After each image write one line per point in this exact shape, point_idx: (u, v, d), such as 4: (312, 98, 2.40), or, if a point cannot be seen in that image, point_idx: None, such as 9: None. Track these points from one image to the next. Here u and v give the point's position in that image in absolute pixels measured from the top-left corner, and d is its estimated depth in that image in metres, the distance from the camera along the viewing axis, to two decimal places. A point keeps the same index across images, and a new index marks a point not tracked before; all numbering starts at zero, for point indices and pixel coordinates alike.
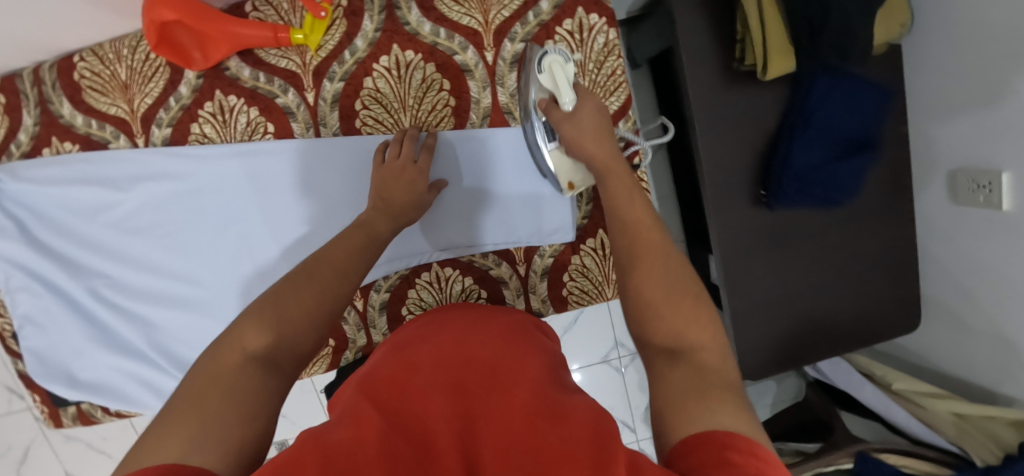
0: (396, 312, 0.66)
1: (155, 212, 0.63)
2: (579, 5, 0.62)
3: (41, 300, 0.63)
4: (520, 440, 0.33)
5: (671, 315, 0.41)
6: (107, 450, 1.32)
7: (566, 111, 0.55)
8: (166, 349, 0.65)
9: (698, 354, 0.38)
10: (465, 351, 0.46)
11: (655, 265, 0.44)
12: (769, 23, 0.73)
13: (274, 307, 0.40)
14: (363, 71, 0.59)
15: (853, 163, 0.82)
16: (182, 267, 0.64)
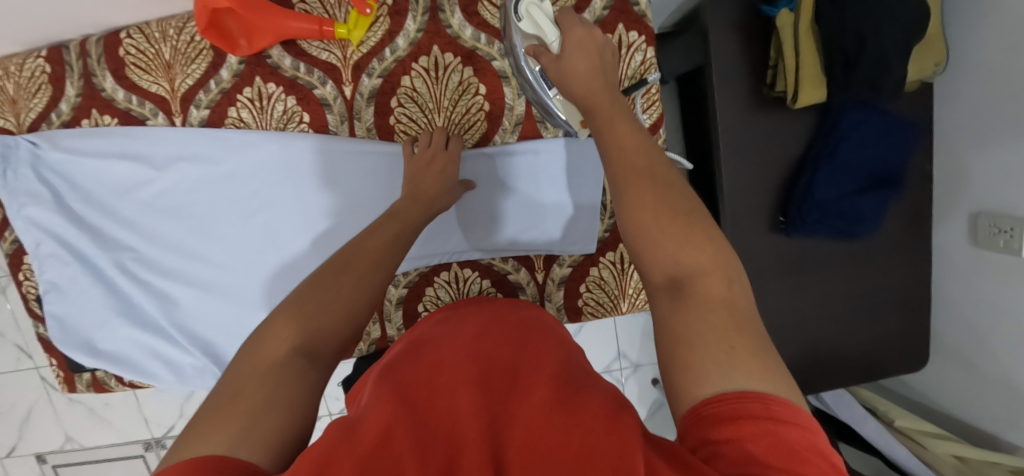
0: (412, 308, 0.67)
1: (187, 192, 0.64)
2: (620, 22, 0.62)
3: (68, 268, 0.64)
4: (548, 434, 0.34)
5: (671, 243, 0.41)
6: (107, 417, 1.34)
7: (553, 51, 0.53)
8: (185, 325, 0.67)
9: (702, 282, 0.39)
10: (484, 345, 0.46)
11: (648, 188, 0.44)
12: (805, 50, 0.73)
13: (309, 305, 0.42)
14: (402, 69, 0.60)
15: (877, 198, 0.82)
16: (207, 247, 0.66)
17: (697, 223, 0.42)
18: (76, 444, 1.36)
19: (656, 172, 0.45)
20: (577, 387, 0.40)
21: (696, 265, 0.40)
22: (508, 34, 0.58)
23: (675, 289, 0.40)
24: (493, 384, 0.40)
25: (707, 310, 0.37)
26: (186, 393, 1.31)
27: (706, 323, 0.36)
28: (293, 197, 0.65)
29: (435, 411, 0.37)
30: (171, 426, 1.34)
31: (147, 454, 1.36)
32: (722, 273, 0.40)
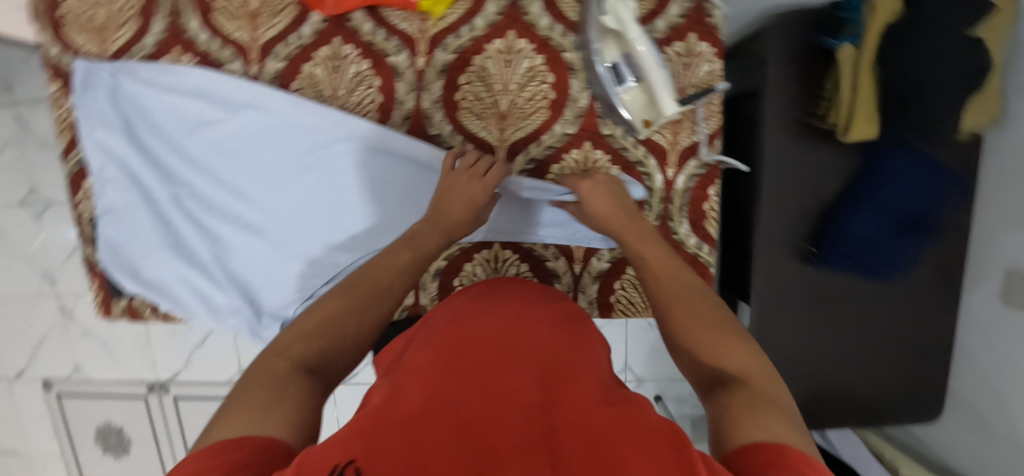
0: (448, 281, 0.68)
1: (248, 138, 0.66)
2: (693, 30, 0.60)
3: (126, 194, 0.67)
4: (592, 414, 0.37)
5: (708, 348, 0.45)
6: (117, 354, 1.36)
7: (637, 45, 0.55)
8: (227, 265, 0.69)
9: (748, 379, 0.41)
10: (520, 332, 0.49)
11: (684, 308, 0.50)
12: (864, 86, 0.74)
13: (318, 326, 0.47)
14: (475, 48, 0.61)
15: (912, 244, 0.82)
16: (259, 194, 0.67)
17: (735, 333, 0.46)
18: (82, 376, 1.39)
19: (693, 295, 0.51)
20: (617, 394, 0.42)
21: (737, 365, 0.43)
22: (583, 28, 0.59)
23: (722, 384, 0.42)
24: (531, 365, 0.44)
25: (750, 395, 0.39)
26: (197, 342, 1.33)
27: (750, 403, 0.38)
28: (347, 157, 0.65)
29: (478, 383, 0.41)
30: (177, 372, 1.36)
31: (148, 396, 1.38)
32: (763, 372, 0.42)
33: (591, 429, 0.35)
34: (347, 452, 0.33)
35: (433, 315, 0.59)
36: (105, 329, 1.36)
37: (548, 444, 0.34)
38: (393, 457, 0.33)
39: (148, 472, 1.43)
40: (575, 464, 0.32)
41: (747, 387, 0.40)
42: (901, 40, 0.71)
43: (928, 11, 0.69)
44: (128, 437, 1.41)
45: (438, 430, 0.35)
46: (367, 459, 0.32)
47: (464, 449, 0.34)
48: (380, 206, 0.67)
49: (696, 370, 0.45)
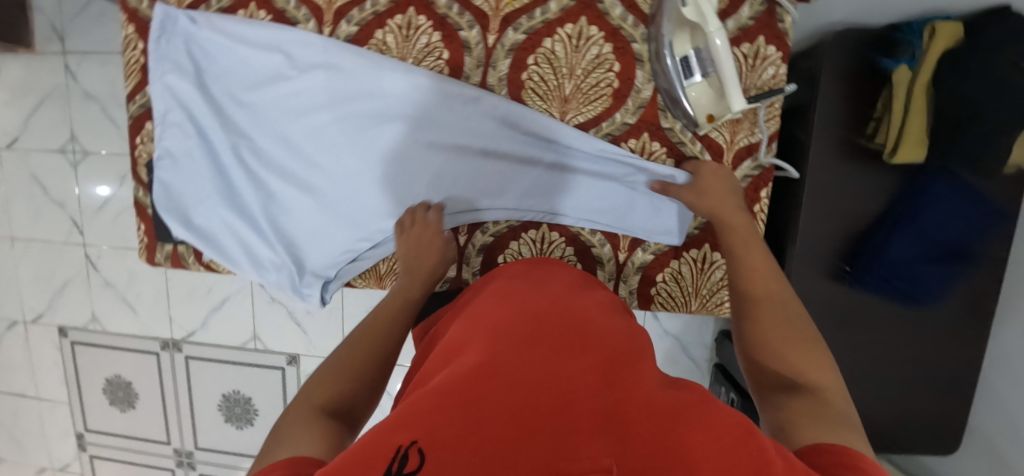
0: (492, 257, 0.72)
1: (309, 98, 0.66)
2: (762, 33, 0.60)
3: (188, 141, 0.68)
4: (640, 408, 0.40)
5: (784, 357, 0.47)
6: (135, 309, 1.38)
7: (714, 42, 0.53)
8: (276, 221, 0.70)
9: (820, 391, 0.43)
10: (567, 316, 0.53)
11: (772, 315, 0.51)
12: (915, 108, 0.75)
13: (339, 369, 0.50)
14: (547, 31, 0.62)
15: (946, 271, 0.82)
16: (315, 154, 0.68)
17: (817, 349, 0.47)
18: (98, 327, 1.40)
19: (781, 303, 0.52)
20: (660, 386, 0.46)
21: (812, 376, 0.44)
22: (656, 20, 0.60)
23: (792, 391, 0.44)
24: (580, 348, 0.47)
25: (820, 407, 0.41)
26: (215, 304, 1.34)
27: (822, 414, 0.40)
28: (405, 124, 0.65)
29: (532, 359, 0.45)
30: (192, 332, 1.37)
31: (161, 353, 1.39)
32: (836, 391, 0.43)
33: (642, 414, 0.39)
34: (416, 430, 0.36)
35: (478, 294, 0.63)
36: (127, 282, 1.37)
37: (604, 426, 0.38)
38: (462, 430, 0.36)
39: (151, 428, 1.44)
40: (631, 447, 0.36)
41: (818, 399, 0.42)
42: (960, 64, 0.72)
43: (989, 37, 0.71)
44: (135, 392, 1.42)
45: (500, 405, 0.39)
46: (430, 439, 0.34)
47: (526, 425, 0.37)
48: (431, 177, 0.68)
49: (766, 373, 0.47)
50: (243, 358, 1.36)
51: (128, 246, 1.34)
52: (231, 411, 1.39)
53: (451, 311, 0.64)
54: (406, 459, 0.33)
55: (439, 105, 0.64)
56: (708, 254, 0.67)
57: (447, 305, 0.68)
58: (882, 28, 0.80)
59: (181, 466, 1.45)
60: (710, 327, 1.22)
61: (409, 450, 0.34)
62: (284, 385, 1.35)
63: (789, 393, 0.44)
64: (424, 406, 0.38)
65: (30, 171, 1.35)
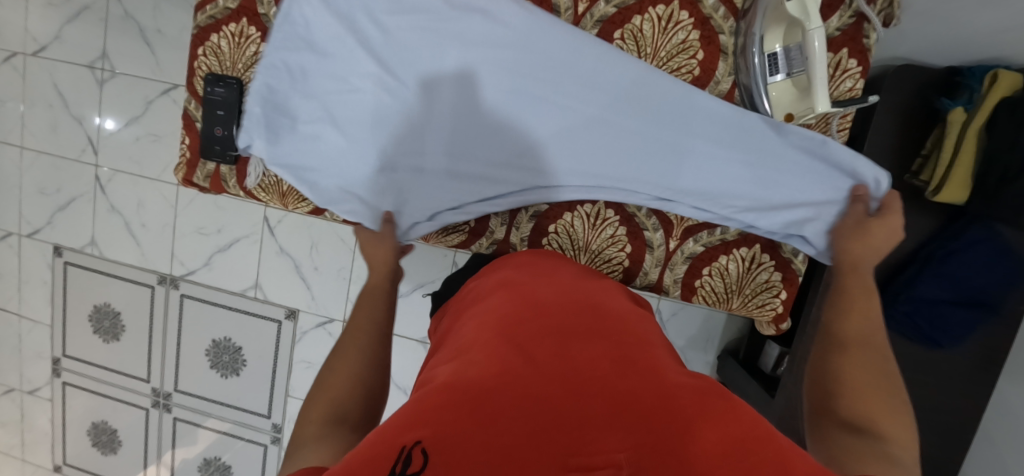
0: (543, 224, 0.73)
1: (413, 29, 0.65)
2: (846, 46, 0.62)
3: (288, 55, 0.67)
4: (658, 392, 0.38)
5: (857, 400, 0.47)
6: (138, 238, 1.34)
7: (812, 39, 0.56)
8: (361, 149, 0.69)
9: (890, 439, 0.43)
10: (574, 303, 0.51)
11: (857, 359, 0.51)
12: (967, 150, 0.76)
13: (335, 381, 0.52)
14: (637, 8, 0.63)
15: (967, 318, 0.83)
16: (410, 85, 0.67)
17: (899, 406, 0.47)
18: (96, 250, 1.36)
19: (870, 350, 0.52)
20: (673, 367, 0.44)
21: (886, 426, 0.45)
22: (748, 15, 0.61)
23: (856, 432, 0.45)
24: (587, 335, 0.46)
25: (886, 455, 0.42)
26: (221, 246, 1.31)
27: (889, 462, 0.41)
28: (512, 68, 0.66)
29: (541, 348, 0.43)
30: (193, 270, 1.33)
31: (156, 287, 1.35)
32: (906, 444, 0.44)
33: (658, 399, 0.38)
34: (424, 429, 0.32)
35: (484, 286, 0.61)
36: (133, 210, 1.33)
37: (622, 414, 0.36)
38: (470, 427, 0.33)
39: (132, 363, 1.39)
40: (653, 436, 0.34)
41: (883, 446, 0.43)
42: (1018, 113, 0.72)
43: None
44: (123, 324, 1.38)
45: (511, 395, 0.36)
46: (434, 442, 0.31)
47: (536, 419, 0.35)
48: (496, 143, 0.69)
49: (834, 411, 0.48)
50: (239, 305, 1.32)
51: (141, 174, 1.30)
52: (218, 358, 1.35)
53: (461, 305, 0.62)
54: (411, 460, 0.30)
55: (528, 64, 0.65)
56: (757, 254, 0.69)
57: (466, 287, 0.67)
58: (944, 70, 0.81)
59: (157, 406, 1.41)
60: (714, 343, 1.20)
61: (413, 450, 0.30)
62: (277, 338, 1.31)
63: (856, 435, 0.45)
64: (431, 400, 0.35)
65: (53, 81, 1.31)
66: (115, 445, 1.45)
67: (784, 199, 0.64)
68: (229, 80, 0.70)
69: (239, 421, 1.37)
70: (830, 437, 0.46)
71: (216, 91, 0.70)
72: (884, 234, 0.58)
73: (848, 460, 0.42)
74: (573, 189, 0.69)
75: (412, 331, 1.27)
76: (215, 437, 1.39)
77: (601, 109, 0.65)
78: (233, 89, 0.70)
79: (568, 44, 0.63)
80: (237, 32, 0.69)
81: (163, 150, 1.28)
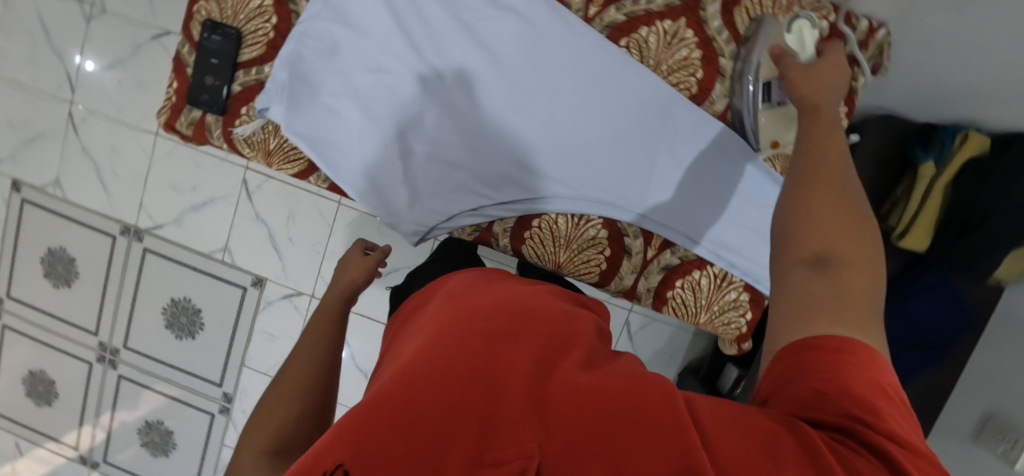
0: (528, 218, 0.71)
1: (447, 9, 0.65)
2: None
3: (321, 17, 0.65)
4: (578, 384, 0.38)
5: (820, 237, 0.40)
6: (107, 186, 1.28)
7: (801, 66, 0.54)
8: (379, 123, 0.68)
9: (849, 276, 0.39)
10: (507, 306, 0.51)
11: (824, 189, 0.42)
12: (932, 201, 0.81)
13: (278, 402, 0.55)
14: (646, 20, 0.63)
15: (913, 359, 0.88)
16: (436, 65, 0.66)
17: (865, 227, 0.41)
18: (59, 192, 1.30)
19: (837, 174, 0.43)
20: (595, 363, 0.44)
21: (848, 251, 0.40)
22: (750, 41, 0.62)
23: (817, 265, 0.40)
24: (517, 334, 0.45)
25: (836, 296, 0.38)
26: (194, 204, 1.27)
27: (836, 305, 0.38)
28: (541, 63, 0.66)
29: (462, 342, 0.42)
30: (160, 225, 1.28)
31: (118, 238, 1.29)
32: (873, 281, 0.39)
33: (574, 391, 0.38)
34: (343, 445, 0.33)
35: (430, 298, 0.60)
36: (106, 155, 1.27)
37: (536, 409, 0.36)
38: (384, 435, 0.33)
39: (81, 314, 1.33)
40: (567, 431, 0.35)
41: (841, 283, 0.38)
42: (983, 172, 0.77)
43: (1014, 151, 0.75)
44: (77, 271, 1.31)
45: (422, 393, 0.36)
46: (356, 463, 0.32)
47: (449, 416, 0.35)
48: (498, 137, 0.69)
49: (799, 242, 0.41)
50: (205, 267, 1.28)
51: (119, 118, 1.25)
52: (175, 318, 1.30)
53: (403, 321, 0.61)
54: None
55: (549, 67, 0.66)
56: (729, 273, 0.69)
57: (411, 298, 0.65)
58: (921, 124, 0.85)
59: (102, 362, 1.35)
60: (677, 360, 1.23)
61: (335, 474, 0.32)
62: (240, 306, 1.28)
63: (815, 266, 0.40)
64: (345, 414, 0.35)
65: (37, 9, 1.24)
66: (51, 397, 1.39)
67: (755, 237, 0.68)
68: (228, 29, 0.68)
69: (190, 386, 1.33)
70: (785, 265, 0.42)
71: (212, 38, 0.68)
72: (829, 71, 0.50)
73: (799, 300, 0.39)
74: (571, 193, 0.69)
75: (379, 315, 1.24)
76: (159, 401, 1.34)
77: (623, 122, 0.67)
78: (229, 38, 0.68)
79: (595, 51, 0.64)
80: None
81: (147, 96, 1.24)
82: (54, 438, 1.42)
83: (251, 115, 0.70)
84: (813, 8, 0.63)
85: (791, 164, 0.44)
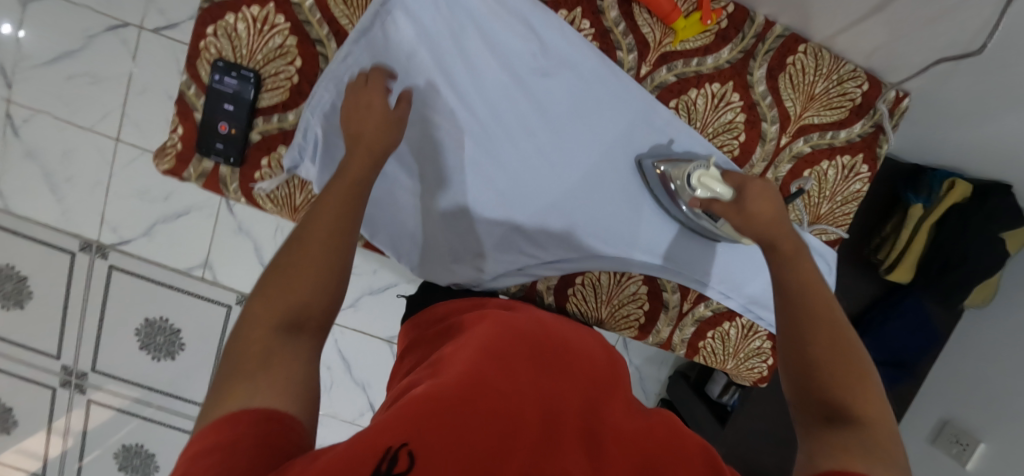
0: (571, 275, 0.69)
1: (496, 56, 0.60)
2: (865, 151, 0.67)
3: (348, 60, 0.58)
4: (630, 436, 0.39)
5: (827, 388, 0.43)
6: (59, 197, 1.14)
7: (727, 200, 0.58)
8: (418, 178, 0.63)
9: (867, 427, 0.40)
10: (548, 341, 0.52)
11: (831, 344, 0.46)
12: (917, 239, 0.88)
13: (286, 274, 0.42)
14: (695, 82, 0.63)
15: (888, 375, 0.98)
16: (477, 114, 0.61)
17: (869, 379, 0.44)
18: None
19: (837, 332, 0.47)
20: (636, 413, 0.45)
21: (861, 408, 0.41)
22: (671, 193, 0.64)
23: (830, 419, 0.41)
24: (558, 368, 0.46)
25: (868, 445, 0.38)
26: (167, 215, 1.16)
27: (866, 450, 0.37)
28: (587, 116, 0.63)
29: (516, 371, 0.42)
30: (127, 239, 1.16)
31: (78, 255, 1.17)
32: (892, 437, 0.40)
33: (624, 442, 0.38)
34: (407, 427, 0.32)
35: (454, 310, 0.58)
36: (57, 161, 1.12)
37: (587, 452, 0.36)
38: (447, 434, 0.32)
39: (39, 336, 1.21)
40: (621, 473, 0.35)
41: (863, 435, 0.39)
42: (966, 217, 0.84)
43: (993, 202, 0.82)
44: (30, 290, 1.18)
45: (488, 408, 0.36)
46: (418, 447, 0.31)
47: (509, 435, 0.34)
48: (540, 193, 0.65)
49: (812, 398, 0.43)
50: (183, 285, 1.19)
51: (71, 120, 1.10)
52: (150, 339, 1.22)
53: (419, 327, 0.58)
54: (395, 461, 0.29)
55: (594, 120, 0.64)
56: (755, 324, 0.72)
57: (434, 306, 0.61)
58: (910, 166, 0.91)
59: (67, 386, 1.24)
60: (669, 364, 1.28)
61: (398, 452, 0.30)
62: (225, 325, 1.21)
63: (829, 421, 0.41)
64: (401, 407, 0.34)
65: None
66: (9, 424, 1.27)
67: None
68: (245, 71, 0.61)
69: (173, 408, 1.26)
70: (803, 422, 0.43)
71: (226, 81, 0.61)
72: (762, 202, 0.57)
73: (829, 449, 0.38)
74: (615, 252, 0.67)
75: (377, 330, 1.21)
76: (137, 424, 1.27)
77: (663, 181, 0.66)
78: (247, 83, 0.61)
79: (638, 108, 0.63)
80: (260, 18, 0.60)
81: (103, 94, 1.09)
82: (17, 465, 1.31)
83: (273, 167, 0.64)
84: (849, 77, 0.65)
85: (788, 314, 0.49)
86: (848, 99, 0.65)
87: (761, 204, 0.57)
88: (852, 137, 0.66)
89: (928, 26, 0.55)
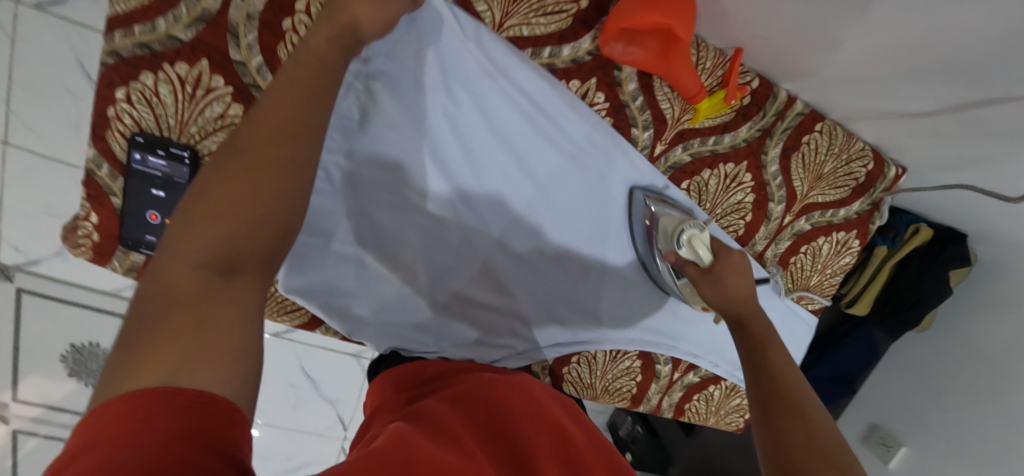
0: (566, 355, 0.66)
1: (493, 130, 0.53)
2: (857, 227, 0.66)
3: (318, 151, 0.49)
4: None
5: None
6: None
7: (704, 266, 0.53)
8: (402, 271, 0.55)
9: None
10: (548, 417, 0.44)
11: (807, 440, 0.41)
12: (878, 279, 0.92)
13: (231, 186, 0.30)
14: (709, 162, 0.59)
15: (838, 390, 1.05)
16: (471, 193, 0.54)
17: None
18: None
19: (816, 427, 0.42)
20: None
21: None
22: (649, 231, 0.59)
23: None
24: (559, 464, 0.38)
25: None
26: None
27: None
28: (585, 188, 0.58)
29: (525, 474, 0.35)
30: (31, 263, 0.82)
31: None
32: None
33: None
34: None
35: (447, 371, 0.52)
36: None
37: None
38: None
39: None
40: None
41: None
42: (926, 264, 0.86)
43: (950, 251, 0.84)
44: None
45: None
46: None
47: None
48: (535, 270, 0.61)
49: None
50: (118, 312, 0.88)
51: None
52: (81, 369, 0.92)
53: (407, 376, 0.52)
54: None
55: (592, 191, 0.59)
56: (738, 384, 0.75)
57: (421, 362, 0.55)
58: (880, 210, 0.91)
59: None
60: None
61: None
62: None
63: None
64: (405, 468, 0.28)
65: None
66: None
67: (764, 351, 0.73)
68: (178, 148, 0.49)
69: None
70: None
71: (152, 162, 0.48)
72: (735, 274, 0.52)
73: None
74: (614, 330, 0.66)
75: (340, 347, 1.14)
76: None
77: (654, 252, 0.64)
78: (181, 164, 0.49)
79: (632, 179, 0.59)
80: (190, 80, 0.47)
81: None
82: None
83: None
84: (858, 156, 0.62)
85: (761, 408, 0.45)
86: (853, 178, 0.63)
87: (732, 272, 0.52)
88: (850, 213, 0.65)
89: (943, 130, 0.55)
